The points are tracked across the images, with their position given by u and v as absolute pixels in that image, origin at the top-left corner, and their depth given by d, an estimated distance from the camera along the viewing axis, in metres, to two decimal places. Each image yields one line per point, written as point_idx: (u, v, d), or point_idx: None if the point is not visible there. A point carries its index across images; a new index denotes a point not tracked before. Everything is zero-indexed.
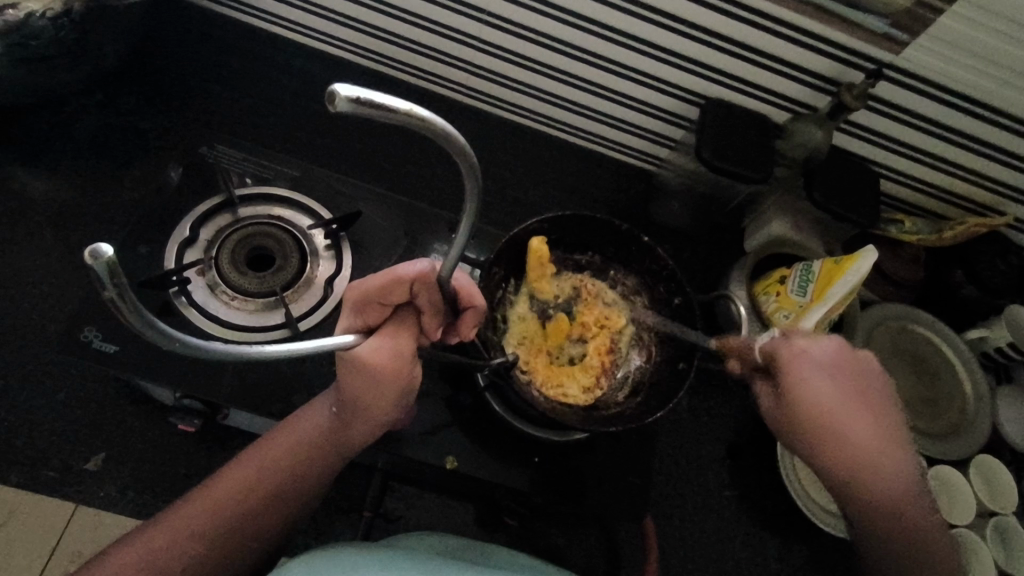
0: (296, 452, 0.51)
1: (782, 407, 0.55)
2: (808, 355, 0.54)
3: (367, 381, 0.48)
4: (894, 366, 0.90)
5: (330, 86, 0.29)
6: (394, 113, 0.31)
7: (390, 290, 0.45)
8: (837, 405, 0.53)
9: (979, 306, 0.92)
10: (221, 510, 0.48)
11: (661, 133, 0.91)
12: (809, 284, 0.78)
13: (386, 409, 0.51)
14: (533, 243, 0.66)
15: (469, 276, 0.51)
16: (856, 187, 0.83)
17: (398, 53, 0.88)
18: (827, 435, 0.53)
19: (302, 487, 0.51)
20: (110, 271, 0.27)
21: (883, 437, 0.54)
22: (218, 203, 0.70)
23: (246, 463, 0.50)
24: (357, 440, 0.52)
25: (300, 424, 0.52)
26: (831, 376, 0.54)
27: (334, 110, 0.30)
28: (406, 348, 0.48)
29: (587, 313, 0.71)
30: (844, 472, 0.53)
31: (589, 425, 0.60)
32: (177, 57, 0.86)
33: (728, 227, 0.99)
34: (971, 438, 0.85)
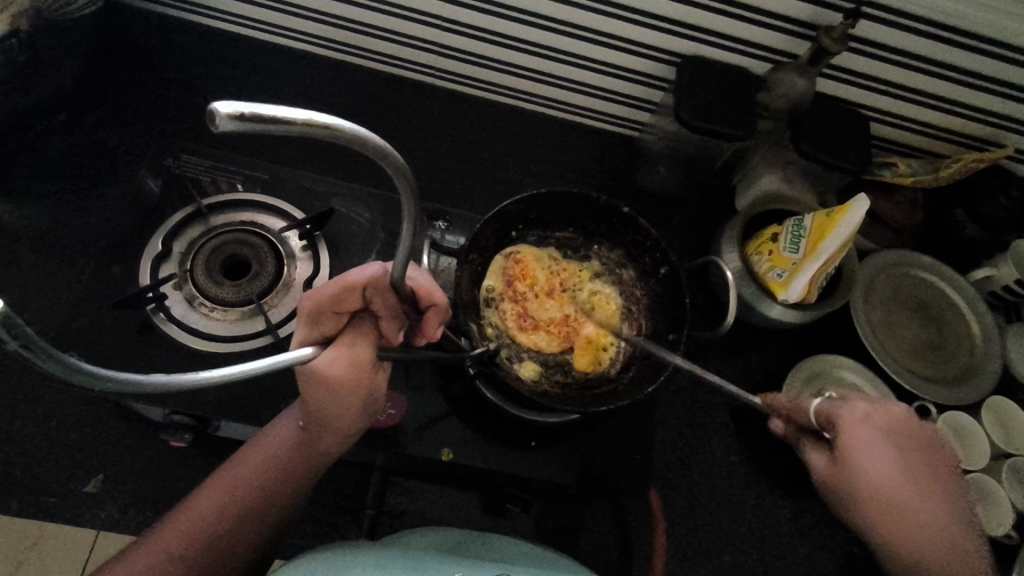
0: (264, 468, 0.51)
1: (830, 472, 0.57)
2: (862, 423, 0.55)
3: (329, 392, 0.46)
4: (899, 314, 0.87)
5: (208, 105, 0.26)
6: (288, 125, 0.28)
7: (342, 298, 0.44)
8: (882, 472, 0.54)
9: (983, 244, 0.89)
10: (197, 529, 0.48)
11: (638, 96, 0.89)
12: (800, 239, 0.76)
13: (350, 419, 0.49)
14: (502, 273, 0.68)
15: (429, 273, 0.49)
16: (844, 133, 0.80)
17: (363, 41, 0.86)
18: (868, 493, 0.54)
19: (275, 500, 0.50)
20: (4, 323, 0.28)
21: (936, 493, 0.55)
22: (188, 215, 0.69)
23: (216, 486, 0.50)
24: (326, 451, 0.52)
25: (265, 442, 0.52)
26: (887, 443, 0.55)
27: (218, 131, 0.27)
28: (366, 356, 0.46)
29: (521, 281, 0.68)
30: (896, 530, 0.54)
31: (577, 406, 0.59)
32: (140, 67, 0.85)
33: (718, 187, 0.96)
34: (985, 379, 0.83)
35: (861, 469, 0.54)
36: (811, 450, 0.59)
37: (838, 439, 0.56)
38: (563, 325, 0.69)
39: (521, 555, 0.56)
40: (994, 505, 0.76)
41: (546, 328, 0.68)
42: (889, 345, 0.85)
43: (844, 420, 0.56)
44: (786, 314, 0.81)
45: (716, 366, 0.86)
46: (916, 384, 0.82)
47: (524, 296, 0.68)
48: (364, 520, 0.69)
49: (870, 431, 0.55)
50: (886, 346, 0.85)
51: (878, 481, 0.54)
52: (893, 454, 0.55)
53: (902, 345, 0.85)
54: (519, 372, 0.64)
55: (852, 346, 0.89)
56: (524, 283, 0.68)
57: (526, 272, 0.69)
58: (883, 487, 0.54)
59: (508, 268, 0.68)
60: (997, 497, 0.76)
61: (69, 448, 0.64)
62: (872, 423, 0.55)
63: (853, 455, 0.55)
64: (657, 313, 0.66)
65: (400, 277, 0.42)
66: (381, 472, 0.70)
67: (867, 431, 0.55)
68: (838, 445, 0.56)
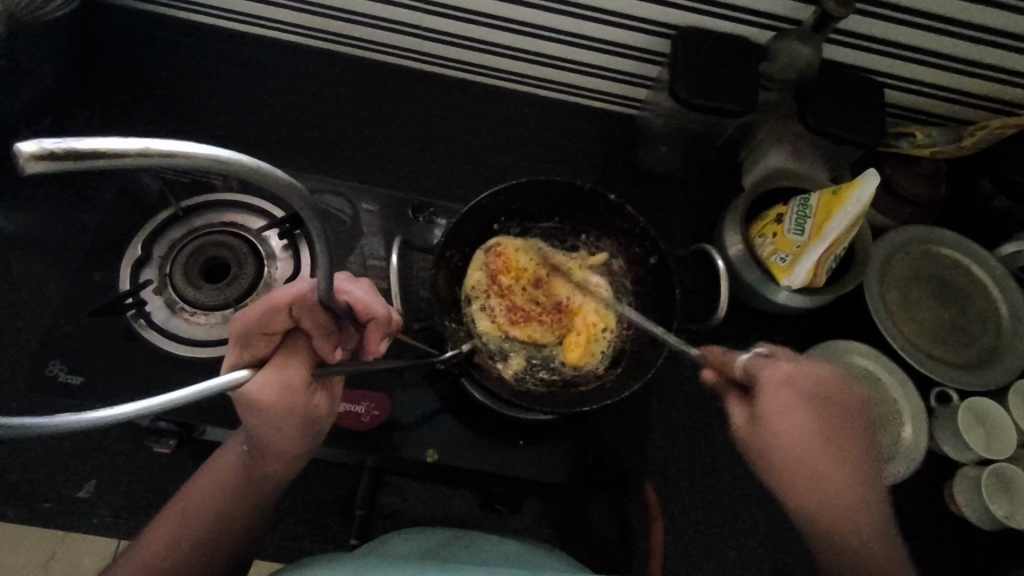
0: (211, 499, 0.47)
1: (747, 430, 0.49)
2: (781, 378, 0.48)
3: (267, 417, 0.41)
4: (918, 294, 0.82)
5: (15, 145, 0.20)
6: (136, 157, 0.22)
7: (267, 319, 0.37)
8: (799, 438, 0.46)
9: (1012, 217, 0.83)
10: (142, 568, 0.43)
11: (634, 72, 0.85)
12: (806, 220, 0.71)
13: (295, 443, 0.46)
14: (484, 268, 0.64)
15: (367, 284, 0.42)
16: (855, 103, 0.75)
17: (345, 28, 0.84)
18: (780, 458, 0.47)
19: (226, 532, 0.46)
20: None
21: (859, 475, 0.47)
22: (168, 217, 0.68)
23: (166, 521, 0.46)
24: (279, 473, 0.49)
25: (212, 472, 0.49)
26: (807, 405, 0.47)
27: (37, 175, 0.20)
28: (297, 380, 0.40)
29: (505, 275, 0.65)
30: (807, 499, 0.47)
31: (557, 407, 0.57)
32: (123, 66, 0.84)
33: (723, 164, 0.92)
34: (1012, 362, 0.78)
35: (774, 427, 0.47)
36: (733, 408, 0.51)
37: (758, 397, 0.48)
38: (549, 318, 0.66)
39: (513, 557, 0.56)
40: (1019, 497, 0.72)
41: (531, 321, 0.65)
42: (906, 328, 0.80)
43: (767, 378, 0.48)
44: (793, 299, 0.76)
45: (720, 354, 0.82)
46: (935, 369, 0.77)
47: (510, 289, 0.65)
48: (355, 521, 0.68)
49: (788, 391, 0.47)
50: (903, 329, 0.80)
51: (790, 448, 0.47)
52: (813, 418, 0.47)
53: (920, 328, 0.80)
54: (501, 369, 0.62)
55: (868, 329, 0.84)
56: (508, 276, 0.65)
57: (510, 265, 0.65)
58: (794, 452, 0.47)
59: (489, 262, 0.65)
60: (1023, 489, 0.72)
61: (59, 456, 0.65)
62: (796, 384, 0.48)
63: (768, 416, 0.47)
64: (648, 305, 0.63)
65: (327, 296, 0.35)
66: (371, 472, 0.69)
67: (789, 392, 0.47)
68: (757, 403, 0.48)
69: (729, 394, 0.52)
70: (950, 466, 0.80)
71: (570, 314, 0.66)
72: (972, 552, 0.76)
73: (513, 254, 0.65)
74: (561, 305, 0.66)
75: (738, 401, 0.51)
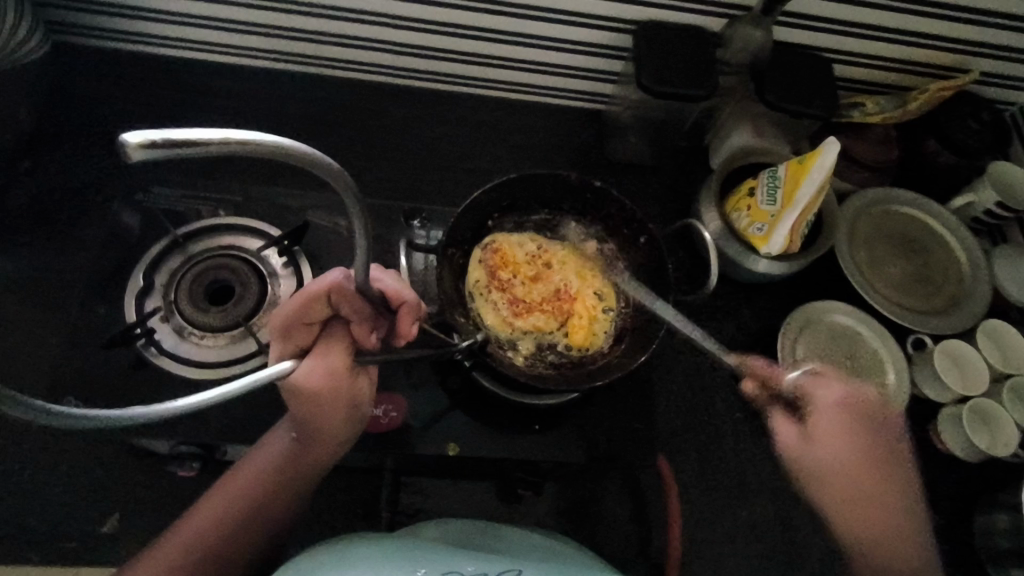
0: (259, 481, 0.51)
1: (795, 445, 0.57)
2: (835, 402, 0.56)
3: (313, 403, 0.46)
4: (885, 252, 0.88)
5: (120, 137, 0.25)
6: (208, 147, 0.27)
7: (306, 310, 0.43)
8: (848, 454, 0.55)
9: (959, 171, 0.90)
10: (198, 537, 0.49)
11: (599, 69, 0.89)
12: (776, 191, 0.76)
13: (339, 428, 0.49)
14: (479, 265, 0.67)
15: (395, 275, 0.48)
16: (808, 79, 0.80)
17: (317, 49, 0.86)
18: (831, 469, 0.55)
19: (271, 510, 0.51)
20: None
21: (890, 478, 0.57)
22: (166, 246, 0.69)
23: (218, 495, 0.51)
24: (321, 457, 0.52)
25: (260, 453, 0.52)
26: (855, 424, 0.56)
27: (135, 160, 0.26)
28: (338, 363, 0.45)
29: (503, 269, 0.68)
30: (847, 503, 0.56)
31: (572, 385, 0.60)
32: (97, 103, 0.84)
33: (691, 149, 0.96)
34: (975, 305, 0.84)
35: (829, 445, 0.55)
36: (776, 420, 0.58)
37: (812, 416, 0.56)
38: (550, 306, 0.68)
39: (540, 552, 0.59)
40: (998, 427, 0.78)
41: (533, 311, 0.68)
42: (878, 284, 0.85)
43: (821, 395, 0.56)
44: (773, 267, 0.81)
45: (710, 326, 0.86)
46: (908, 318, 0.83)
47: (509, 283, 0.67)
48: (381, 524, 0.69)
49: (840, 410, 0.56)
50: (876, 285, 0.85)
51: (842, 463, 0.55)
52: (859, 435, 0.55)
53: (891, 282, 0.86)
54: (512, 357, 0.64)
55: (843, 289, 0.89)
56: (506, 270, 0.68)
57: (506, 259, 0.68)
58: (843, 465, 0.55)
59: (486, 260, 0.67)
60: (1000, 419, 0.77)
61: (79, 492, 0.64)
62: (846, 401, 0.56)
63: (821, 433, 0.55)
64: (643, 282, 0.67)
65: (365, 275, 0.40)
66: (392, 474, 0.70)
67: (843, 407, 0.56)
68: (811, 422, 0.56)
69: (772, 409, 0.59)
70: (933, 408, 0.85)
71: (569, 300, 0.68)
72: (962, 485, 0.82)
73: (507, 250, 0.68)
74: (559, 292, 0.69)
75: (783, 416, 0.58)
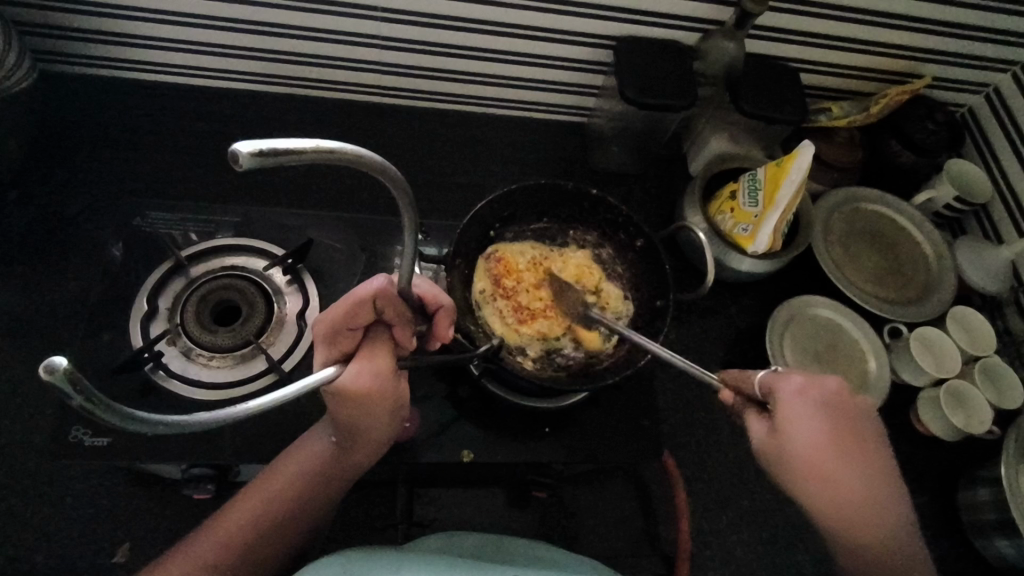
0: (300, 481, 0.53)
1: (768, 439, 0.57)
2: (797, 396, 0.55)
3: (359, 406, 0.48)
4: (858, 247, 0.93)
5: (230, 148, 0.28)
6: (300, 154, 0.31)
7: (355, 313, 0.45)
8: (817, 446, 0.55)
9: (919, 170, 0.96)
10: (240, 528, 0.50)
11: (581, 83, 0.93)
12: (758, 193, 0.80)
13: (383, 431, 0.52)
14: (484, 276, 0.69)
15: (429, 279, 0.53)
16: (779, 88, 0.85)
17: (305, 71, 0.87)
18: (801, 462, 0.55)
19: (311, 508, 0.53)
20: (69, 379, 0.28)
21: (863, 467, 0.56)
22: (168, 269, 0.68)
23: (262, 485, 0.53)
24: (363, 461, 0.54)
25: (300, 454, 0.54)
26: (823, 416, 0.55)
27: (241, 169, 0.29)
28: (386, 363, 0.47)
29: (508, 277, 0.70)
30: (825, 497, 0.56)
31: (584, 384, 0.62)
32: (85, 131, 0.84)
33: (671, 157, 1.00)
34: (944, 293, 0.90)
35: (795, 438, 0.55)
36: (751, 421, 0.59)
37: (775, 412, 0.56)
38: (555, 310, 0.70)
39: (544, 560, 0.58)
40: (974, 406, 0.82)
41: (539, 317, 0.69)
42: (855, 277, 0.90)
43: (783, 392, 0.56)
44: (757, 266, 0.85)
45: (701, 326, 0.89)
46: (885, 308, 0.88)
47: (514, 290, 0.70)
48: (397, 536, 0.69)
49: (806, 403, 0.55)
50: (852, 278, 0.90)
51: (811, 455, 0.55)
52: (828, 428, 0.55)
53: (866, 275, 0.91)
54: (522, 363, 0.66)
55: (821, 284, 0.94)
56: (510, 278, 0.70)
57: (510, 267, 0.70)
58: (814, 459, 0.55)
59: (490, 271, 0.69)
60: (974, 399, 0.82)
61: (89, 521, 0.63)
62: (808, 396, 0.56)
63: (785, 427, 0.55)
64: (640, 282, 0.70)
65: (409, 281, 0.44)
66: (405, 486, 0.71)
67: (805, 403, 0.55)
68: (776, 417, 0.56)
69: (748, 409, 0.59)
70: (911, 392, 0.90)
71: (572, 304, 0.71)
72: (943, 464, 0.86)
73: (509, 260, 0.71)
74: (562, 297, 0.71)
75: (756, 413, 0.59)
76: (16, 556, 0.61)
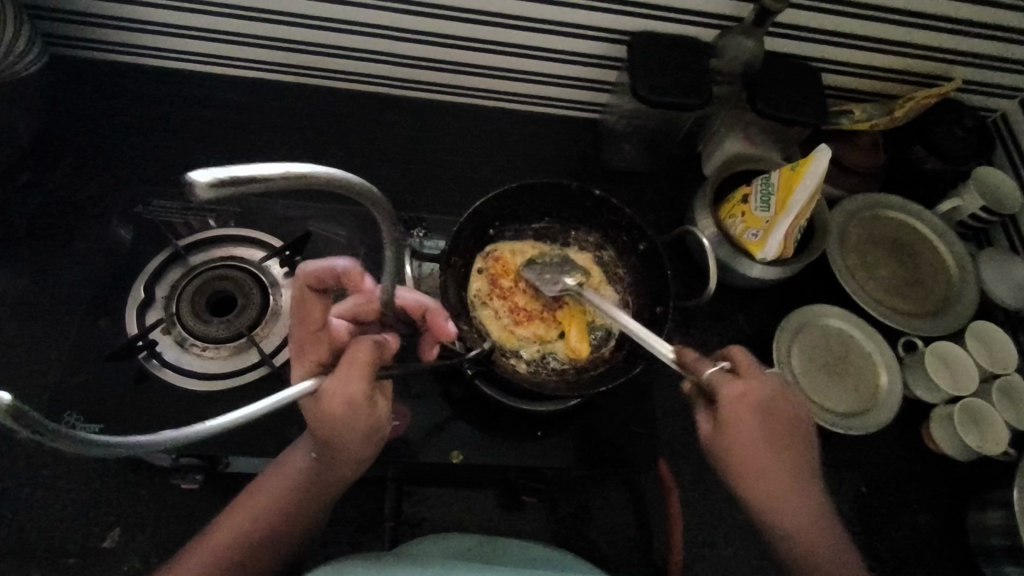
0: (284, 496, 0.51)
1: (712, 434, 0.54)
2: (741, 398, 0.52)
3: (338, 422, 0.46)
4: (875, 255, 0.90)
5: (188, 178, 0.27)
6: (265, 180, 0.29)
7: (306, 312, 0.49)
8: (757, 450, 0.52)
9: (944, 177, 0.92)
10: (226, 543, 0.50)
11: (594, 79, 0.91)
12: (770, 197, 0.77)
13: (360, 448, 0.49)
14: (480, 273, 0.68)
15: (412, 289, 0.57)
16: (798, 88, 0.82)
17: (315, 61, 0.86)
18: (744, 464, 0.52)
19: (296, 522, 0.51)
20: (12, 413, 0.31)
21: (797, 470, 0.54)
22: (167, 258, 0.69)
23: (241, 508, 0.51)
24: (347, 477, 0.52)
25: (285, 470, 0.53)
26: (763, 422, 0.52)
27: (201, 200, 0.27)
28: (360, 371, 0.46)
29: (505, 277, 0.69)
30: (763, 500, 0.53)
31: (577, 390, 0.61)
32: (95, 116, 0.84)
33: (684, 156, 0.98)
34: (963, 306, 0.86)
35: (739, 439, 0.52)
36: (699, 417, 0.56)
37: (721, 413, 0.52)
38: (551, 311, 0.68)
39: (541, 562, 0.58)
40: (989, 426, 0.79)
41: (533, 318, 0.68)
42: (870, 287, 0.87)
43: (725, 398, 0.52)
44: (767, 272, 0.82)
45: (706, 332, 0.87)
46: (902, 321, 0.84)
47: (511, 290, 0.68)
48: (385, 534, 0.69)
49: (748, 405, 0.52)
50: (867, 288, 0.87)
51: (749, 455, 0.52)
52: (766, 433, 0.52)
53: (882, 285, 0.88)
54: (515, 365, 0.65)
55: (835, 293, 0.91)
56: (507, 277, 0.69)
57: (508, 267, 0.69)
58: (752, 460, 0.52)
59: (488, 270, 0.68)
60: (990, 417, 0.79)
61: (82, 506, 0.64)
62: (750, 401, 0.52)
63: (730, 429, 0.52)
64: (641, 286, 0.68)
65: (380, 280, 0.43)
66: (395, 484, 0.70)
67: (744, 410, 0.52)
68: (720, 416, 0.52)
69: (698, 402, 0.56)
70: (924, 408, 0.87)
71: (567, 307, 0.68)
72: (955, 484, 0.83)
73: (505, 259, 0.69)
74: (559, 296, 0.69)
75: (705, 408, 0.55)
76: (13, 538, 0.62)
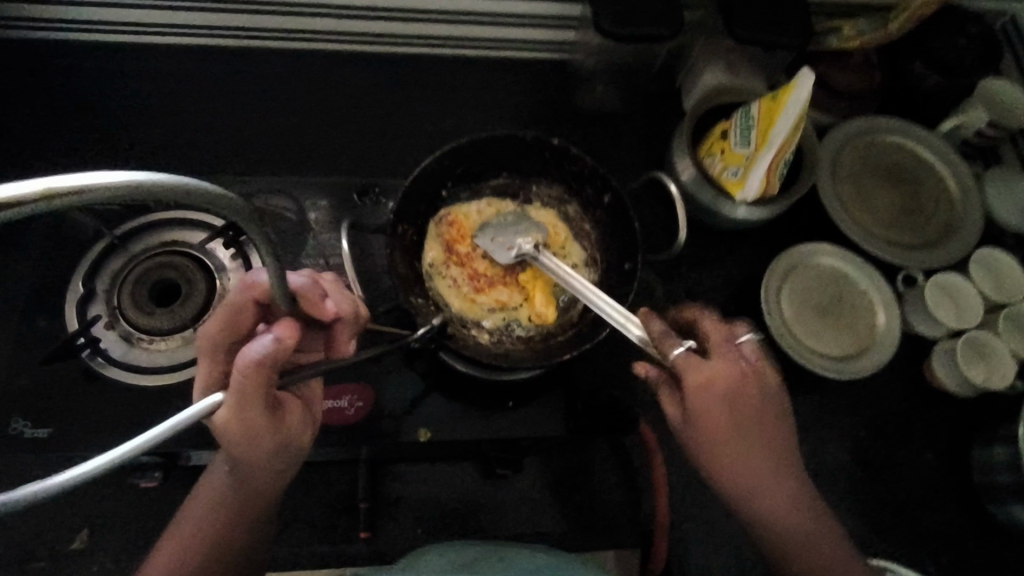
0: (213, 512, 0.49)
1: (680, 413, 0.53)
2: (706, 384, 0.50)
3: (243, 436, 0.44)
4: (871, 185, 0.83)
5: None
6: (22, 206, 0.25)
7: (235, 320, 0.45)
8: (726, 433, 0.51)
9: (946, 93, 0.84)
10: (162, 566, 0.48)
11: (557, 15, 0.83)
12: (750, 131, 0.71)
13: (277, 460, 0.48)
14: (434, 242, 0.64)
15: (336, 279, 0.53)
16: (779, 6, 0.74)
17: (255, 19, 0.80)
18: (711, 447, 0.52)
19: (230, 536, 0.49)
20: None
21: (770, 449, 0.53)
22: (105, 248, 0.65)
23: (167, 543, 0.50)
24: (267, 488, 0.50)
25: (209, 486, 0.51)
26: (731, 405, 0.50)
27: None
28: (256, 396, 0.43)
29: (461, 243, 0.64)
30: (734, 485, 0.52)
31: (540, 360, 0.57)
32: (23, 99, 0.78)
33: (662, 93, 0.90)
34: (966, 234, 0.80)
35: (704, 424, 0.51)
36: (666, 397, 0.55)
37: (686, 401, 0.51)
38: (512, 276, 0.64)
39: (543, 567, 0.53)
40: (993, 359, 0.75)
41: (495, 284, 0.63)
42: (865, 221, 0.81)
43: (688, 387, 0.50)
44: (753, 213, 0.76)
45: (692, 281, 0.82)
46: (897, 254, 0.79)
47: (469, 256, 0.64)
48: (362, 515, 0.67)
49: (714, 392, 0.50)
50: (861, 222, 0.81)
51: (717, 441, 0.51)
52: (735, 415, 0.50)
53: (878, 217, 0.82)
54: (477, 335, 0.61)
55: (828, 228, 0.85)
56: (464, 242, 0.64)
57: (464, 231, 0.64)
58: (722, 444, 0.51)
59: (441, 237, 0.64)
60: (996, 350, 0.74)
61: (46, 509, 0.62)
62: (716, 387, 0.50)
63: (695, 416, 0.51)
64: (610, 241, 0.63)
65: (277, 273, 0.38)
66: None
67: (706, 398, 0.50)
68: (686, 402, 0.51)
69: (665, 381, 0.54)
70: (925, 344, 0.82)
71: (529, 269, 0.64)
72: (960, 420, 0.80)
73: (459, 224, 0.64)
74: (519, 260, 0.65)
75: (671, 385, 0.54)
76: None
